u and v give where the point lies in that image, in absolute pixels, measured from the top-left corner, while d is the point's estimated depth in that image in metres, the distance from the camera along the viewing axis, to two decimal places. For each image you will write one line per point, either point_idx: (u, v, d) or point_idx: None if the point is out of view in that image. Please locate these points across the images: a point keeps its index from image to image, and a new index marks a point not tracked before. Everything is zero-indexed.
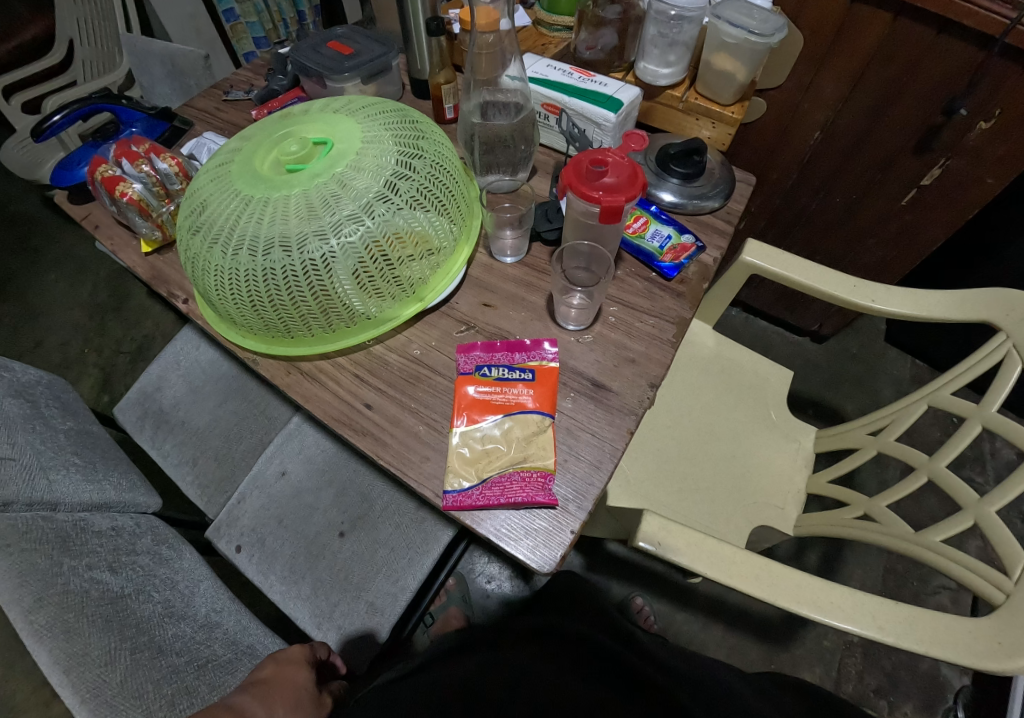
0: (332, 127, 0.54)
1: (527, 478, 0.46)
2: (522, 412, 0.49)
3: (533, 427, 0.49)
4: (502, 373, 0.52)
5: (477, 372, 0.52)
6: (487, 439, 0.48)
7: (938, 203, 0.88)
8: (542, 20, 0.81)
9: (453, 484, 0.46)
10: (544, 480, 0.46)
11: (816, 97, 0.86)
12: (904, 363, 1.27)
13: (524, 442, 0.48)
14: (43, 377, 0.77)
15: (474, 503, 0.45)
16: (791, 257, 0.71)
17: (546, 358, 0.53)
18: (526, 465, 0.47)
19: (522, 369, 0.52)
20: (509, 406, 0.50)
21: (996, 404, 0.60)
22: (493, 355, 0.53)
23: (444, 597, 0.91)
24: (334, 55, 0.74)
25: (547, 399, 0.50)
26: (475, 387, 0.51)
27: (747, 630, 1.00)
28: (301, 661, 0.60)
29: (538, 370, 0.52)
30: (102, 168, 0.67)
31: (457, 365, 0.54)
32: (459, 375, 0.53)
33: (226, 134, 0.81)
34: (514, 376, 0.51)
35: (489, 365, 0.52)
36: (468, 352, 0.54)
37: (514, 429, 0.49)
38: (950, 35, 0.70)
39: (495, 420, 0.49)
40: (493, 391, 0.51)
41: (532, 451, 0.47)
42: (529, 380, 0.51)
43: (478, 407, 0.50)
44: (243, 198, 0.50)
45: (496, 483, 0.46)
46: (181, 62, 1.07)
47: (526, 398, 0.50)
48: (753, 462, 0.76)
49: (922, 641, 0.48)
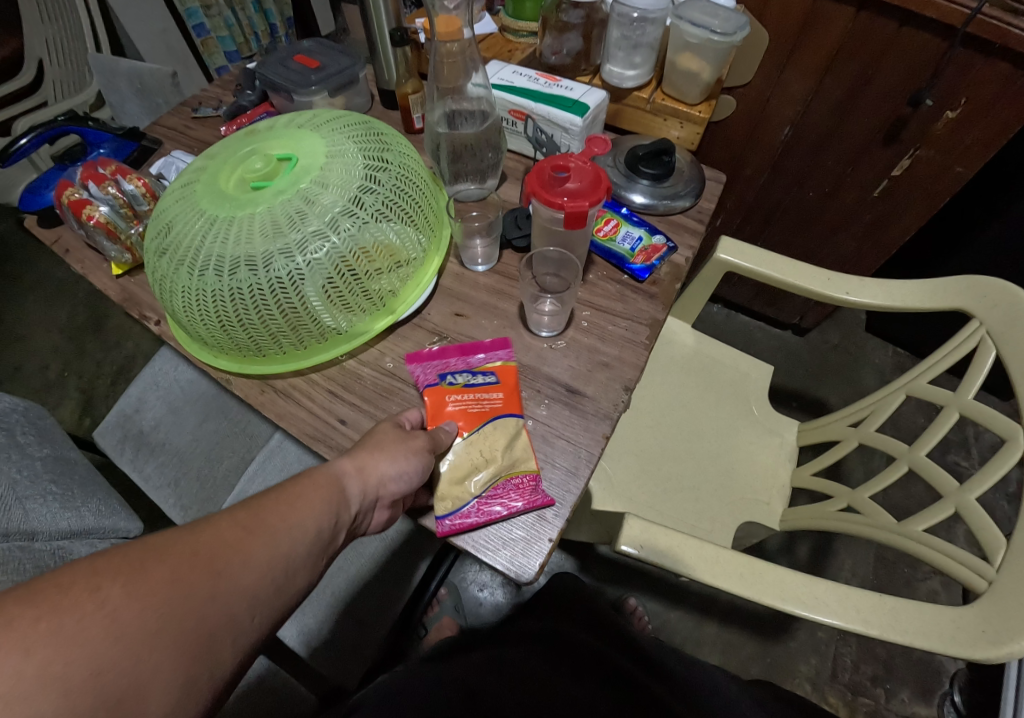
0: (296, 142, 0.54)
1: (520, 484, 0.45)
2: (497, 420, 0.48)
3: (515, 430, 0.48)
4: (468, 379, 0.50)
5: (440, 382, 0.50)
6: (469, 454, 0.46)
7: (910, 194, 0.89)
8: (508, 27, 0.80)
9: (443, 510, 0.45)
10: (535, 482, 0.46)
11: (785, 94, 0.87)
12: (885, 351, 1.28)
13: (508, 448, 0.47)
14: (17, 404, 0.76)
15: (474, 525, 0.44)
16: (764, 253, 0.71)
17: (503, 357, 0.52)
18: (515, 471, 0.46)
19: (485, 372, 0.51)
20: (483, 416, 0.48)
21: (972, 391, 0.60)
22: (451, 364, 0.52)
23: (435, 606, 0.88)
24: (301, 69, 0.74)
25: (515, 399, 0.50)
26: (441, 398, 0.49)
27: (741, 626, 1.00)
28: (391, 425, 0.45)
29: (500, 371, 0.51)
30: (68, 191, 0.67)
31: (418, 380, 0.51)
32: (426, 389, 0.49)
33: (195, 151, 0.80)
34: (479, 380, 0.50)
35: (451, 373, 0.50)
36: (425, 362, 0.52)
37: (499, 438, 0.47)
38: (913, 27, 0.71)
39: (475, 431, 0.47)
40: (461, 399, 0.49)
41: (520, 456, 0.47)
42: (496, 382, 0.50)
43: (450, 420, 0.48)
44: (208, 218, 0.50)
45: (492, 499, 0.45)
46: (149, 81, 1.07)
47: (499, 401, 0.49)
48: (736, 458, 0.77)
49: (907, 633, 0.48)
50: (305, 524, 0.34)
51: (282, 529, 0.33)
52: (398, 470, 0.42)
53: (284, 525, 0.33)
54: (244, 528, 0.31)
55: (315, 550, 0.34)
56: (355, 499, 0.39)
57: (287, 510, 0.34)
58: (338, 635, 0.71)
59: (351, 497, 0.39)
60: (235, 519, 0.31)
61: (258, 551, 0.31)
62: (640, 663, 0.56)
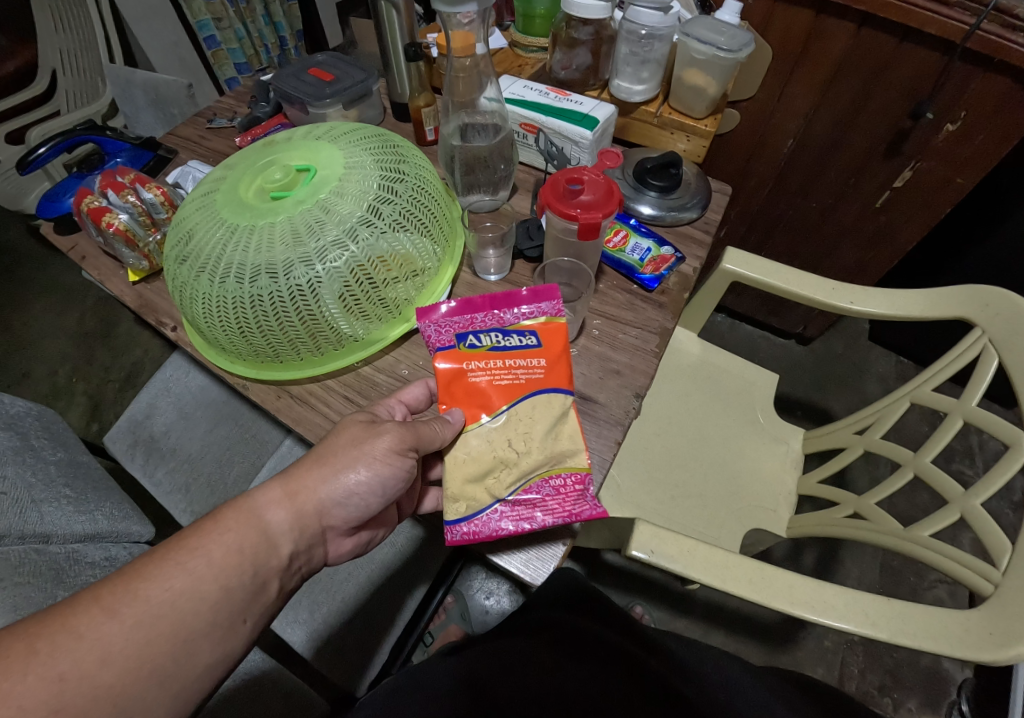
0: (315, 153, 0.55)
1: (560, 489, 0.47)
2: (537, 393, 0.49)
3: (557, 409, 0.48)
4: (504, 344, 0.49)
5: (458, 347, 0.49)
6: (503, 434, 0.47)
7: (911, 205, 0.91)
8: (518, 42, 0.83)
9: (452, 510, 0.45)
10: (574, 489, 0.47)
11: (788, 107, 0.89)
12: (888, 360, 1.29)
13: (550, 435, 0.47)
14: (32, 408, 0.77)
15: (494, 533, 0.45)
16: (769, 263, 0.72)
17: (551, 312, 0.50)
18: (557, 471, 0.47)
19: (527, 334, 0.49)
20: (517, 392, 0.49)
21: (976, 398, 0.61)
22: (484, 320, 0.50)
23: (441, 614, 0.88)
24: (316, 82, 0.76)
25: (560, 367, 0.50)
26: (461, 366, 0.49)
27: (747, 634, 1.00)
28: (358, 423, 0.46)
29: (544, 330, 0.49)
30: (88, 199, 0.68)
31: (435, 338, 0.49)
32: (442, 354, 0.49)
33: (211, 161, 0.82)
34: (518, 345, 0.49)
35: (476, 335, 0.49)
36: (449, 316, 0.50)
37: (538, 424, 0.47)
38: (912, 42, 0.73)
39: (509, 406, 0.48)
40: (490, 370, 0.49)
41: (562, 453, 0.47)
42: (539, 348, 0.49)
43: (478, 395, 0.48)
44: (229, 227, 0.51)
45: (528, 502, 0.46)
46: (164, 92, 1.09)
47: (543, 370, 0.49)
48: (743, 466, 0.77)
49: (916, 636, 0.49)
50: (196, 592, 0.37)
51: (166, 603, 0.35)
52: (353, 486, 0.44)
53: (169, 595, 0.36)
54: (107, 610, 0.34)
55: (215, 618, 0.37)
56: (286, 544, 0.42)
57: (179, 573, 0.37)
58: (347, 639, 0.72)
59: (279, 543, 0.41)
60: (105, 595, 0.34)
61: (126, 631, 0.34)
62: (641, 646, 0.58)
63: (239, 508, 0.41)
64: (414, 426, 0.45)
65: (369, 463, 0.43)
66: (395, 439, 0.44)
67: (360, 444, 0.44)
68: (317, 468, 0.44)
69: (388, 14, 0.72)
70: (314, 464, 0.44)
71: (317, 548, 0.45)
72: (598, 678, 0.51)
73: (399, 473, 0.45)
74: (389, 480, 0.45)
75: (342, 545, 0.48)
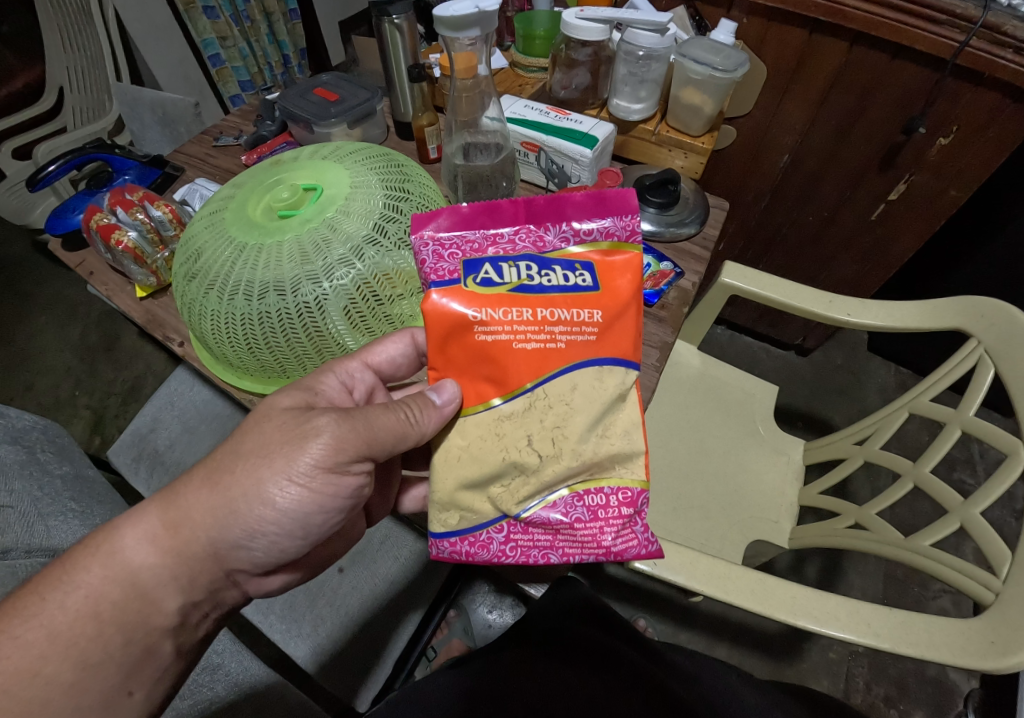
0: (321, 172, 0.57)
1: (592, 512, 0.36)
2: (582, 359, 0.37)
3: (605, 396, 0.36)
4: (540, 280, 0.37)
5: (466, 282, 0.36)
6: (525, 422, 0.36)
7: (907, 218, 0.92)
8: (518, 63, 0.86)
9: (442, 522, 0.37)
10: (614, 517, 0.36)
11: (783, 123, 0.91)
12: (888, 370, 1.30)
13: (588, 435, 0.36)
14: (38, 422, 0.77)
15: (496, 558, 0.36)
16: (766, 277, 0.73)
17: (621, 235, 0.38)
18: (595, 483, 0.36)
19: (578, 267, 0.37)
20: (552, 356, 0.36)
21: (973, 408, 0.62)
22: (518, 242, 0.38)
23: (444, 628, 0.87)
24: (320, 102, 0.78)
25: (618, 323, 0.37)
26: (469, 311, 0.36)
27: (751, 647, 1.00)
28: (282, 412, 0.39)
29: (603, 264, 0.37)
30: (97, 216, 0.69)
31: (432, 269, 0.37)
32: (441, 292, 0.36)
33: (218, 179, 0.83)
34: (562, 282, 0.37)
35: (502, 269, 0.37)
36: (462, 233, 0.38)
37: (575, 416, 0.36)
38: (904, 59, 0.75)
39: (535, 384, 0.36)
40: (514, 319, 0.36)
41: (605, 460, 0.36)
42: (595, 290, 0.37)
43: (495, 357, 0.36)
44: (238, 245, 0.52)
45: (550, 524, 0.36)
46: (171, 111, 1.11)
47: (595, 325, 0.37)
48: (745, 477, 0.78)
49: (918, 645, 0.49)
50: (41, 674, 0.34)
51: None
52: (275, 514, 0.38)
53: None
54: None
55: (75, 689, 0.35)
56: (172, 600, 0.39)
57: (15, 647, 0.34)
58: (349, 651, 0.73)
59: (161, 599, 0.39)
60: None
61: None
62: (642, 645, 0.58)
63: (97, 554, 0.37)
64: (359, 430, 0.38)
65: (297, 486, 0.38)
66: (330, 449, 0.38)
67: (285, 455, 0.37)
68: (218, 490, 0.38)
69: (391, 35, 0.74)
70: (207, 490, 0.38)
71: (224, 592, 0.42)
72: (605, 689, 0.51)
73: (337, 497, 0.39)
74: (318, 510, 0.39)
75: (265, 583, 0.45)
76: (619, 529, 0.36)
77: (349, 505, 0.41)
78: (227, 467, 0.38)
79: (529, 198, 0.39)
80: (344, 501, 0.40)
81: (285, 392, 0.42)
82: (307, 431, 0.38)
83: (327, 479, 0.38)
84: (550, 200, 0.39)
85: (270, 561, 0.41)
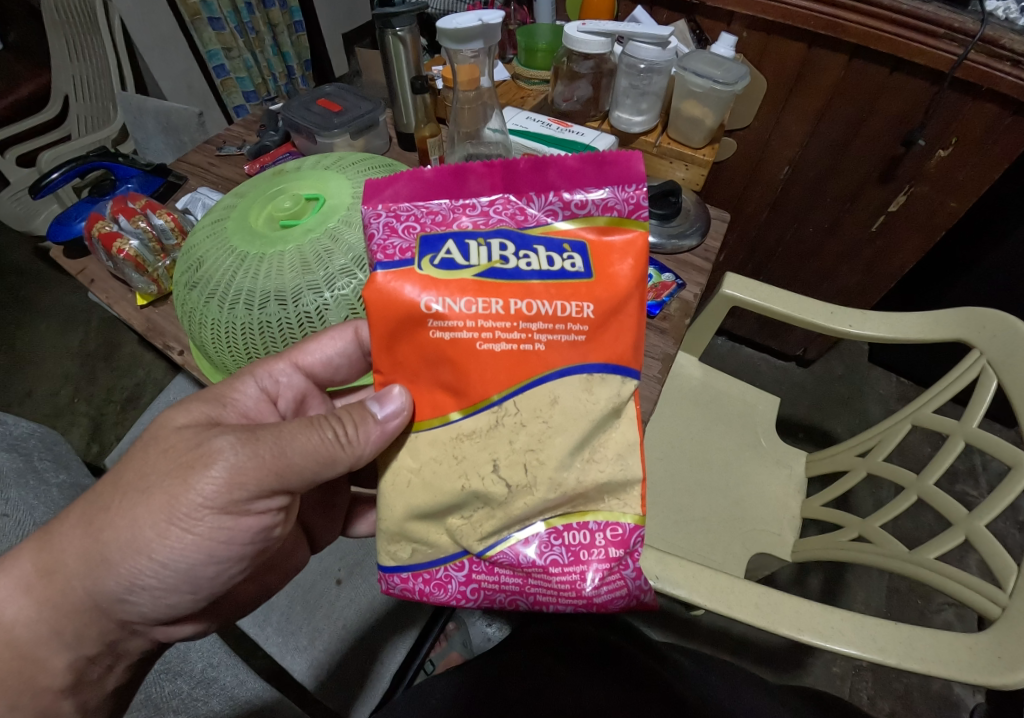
0: (323, 182, 0.57)
1: (570, 552, 0.33)
2: (565, 362, 0.33)
3: (591, 420, 0.33)
4: (517, 264, 0.33)
5: (421, 264, 0.33)
6: (488, 445, 0.32)
7: (907, 230, 0.92)
8: (520, 75, 0.87)
9: (392, 556, 0.35)
10: (594, 559, 0.33)
11: (783, 135, 0.91)
12: (889, 381, 1.30)
13: (569, 461, 0.33)
14: (36, 430, 0.77)
15: (455, 599, 0.34)
16: (768, 288, 0.73)
17: (622, 209, 0.35)
18: (574, 516, 0.34)
19: (566, 251, 0.34)
20: (529, 356, 0.33)
21: (977, 420, 0.62)
22: (493, 216, 0.35)
23: (444, 640, 0.82)
24: (323, 112, 0.78)
25: (612, 319, 0.34)
26: (422, 302, 0.32)
27: (754, 661, 0.98)
28: (174, 434, 0.37)
29: (597, 247, 0.34)
30: (99, 224, 0.70)
31: (374, 248, 0.34)
32: (386, 273, 0.32)
33: (221, 188, 0.84)
34: (543, 268, 0.33)
35: (469, 251, 0.33)
36: (423, 203, 0.35)
37: (554, 438, 0.32)
38: (903, 72, 0.76)
39: (500, 397, 0.33)
40: (479, 311, 0.32)
41: (590, 494, 0.34)
42: (587, 278, 0.33)
43: (455, 357, 0.33)
44: (239, 254, 0.52)
45: (520, 566, 0.33)
46: (175, 120, 1.12)
47: (584, 321, 0.33)
48: (747, 490, 0.77)
49: (924, 660, 0.49)
50: None
51: None
52: (155, 566, 0.37)
53: None
54: None
55: None
56: (59, 658, 0.39)
57: None
58: (346, 665, 0.75)
59: (45, 658, 0.39)
60: None
61: None
62: (644, 652, 0.57)
63: None
64: (261, 460, 0.36)
65: (177, 529, 0.36)
66: (218, 486, 0.35)
67: (166, 492, 0.35)
68: (92, 532, 0.36)
69: (396, 47, 0.75)
70: (81, 532, 0.37)
71: (126, 641, 0.42)
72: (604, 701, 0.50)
73: (229, 545, 0.38)
74: (207, 562, 0.38)
75: (174, 630, 0.44)
76: (600, 569, 0.33)
77: (251, 551, 0.40)
78: (103, 504, 0.36)
79: (508, 160, 0.35)
80: (239, 549, 0.39)
81: (181, 408, 0.39)
82: (197, 461, 0.35)
83: (212, 523, 0.36)
84: (535, 167, 0.35)
85: (148, 617, 0.40)
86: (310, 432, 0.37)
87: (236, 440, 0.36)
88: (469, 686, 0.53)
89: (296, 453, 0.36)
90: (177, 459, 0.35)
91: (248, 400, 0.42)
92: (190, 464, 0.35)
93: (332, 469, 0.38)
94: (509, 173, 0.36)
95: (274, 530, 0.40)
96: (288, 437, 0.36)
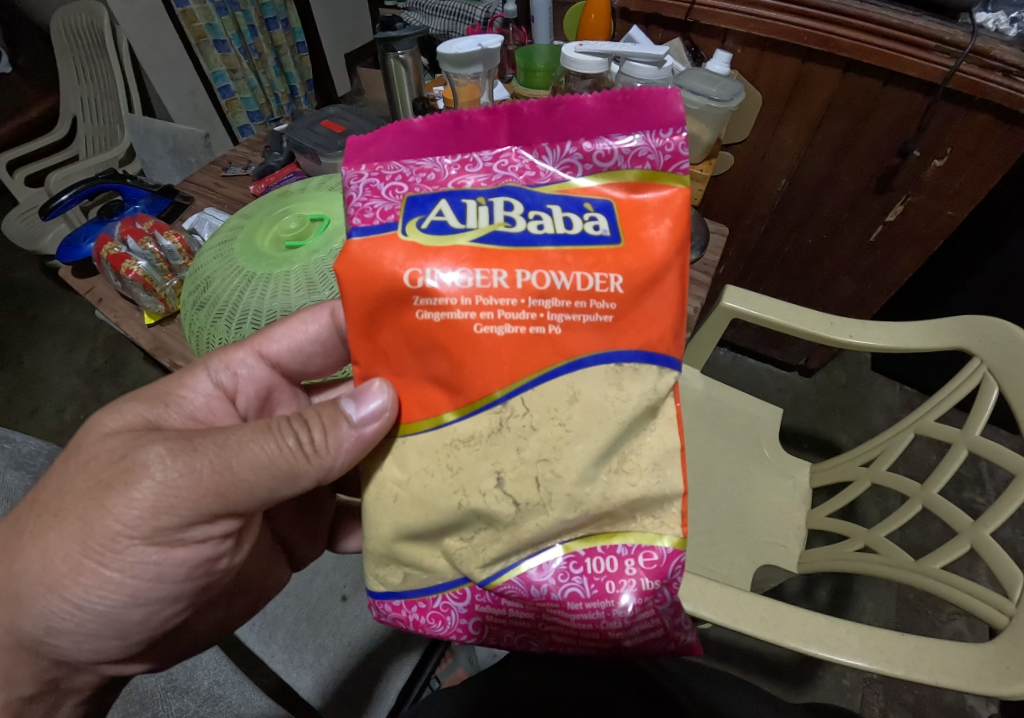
0: (327, 202, 0.58)
1: (592, 582, 0.34)
2: (583, 350, 0.33)
3: (614, 428, 0.32)
4: (526, 225, 0.33)
5: (405, 227, 0.33)
6: (491, 455, 0.32)
7: (905, 240, 0.92)
8: (519, 94, 0.88)
9: (382, 581, 0.36)
10: (619, 589, 0.33)
11: (780, 149, 0.92)
12: (893, 389, 1.30)
13: (593, 473, 0.32)
14: (44, 447, 0.77)
15: (453, 631, 0.36)
16: (766, 299, 0.74)
17: (656, 160, 0.34)
18: (593, 541, 0.34)
19: (588, 210, 0.33)
20: (541, 340, 0.32)
21: (979, 428, 0.62)
22: (496, 171, 0.35)
23: (449, 657, 0.81)
24: (327, 134, 0.80)
25: (640, 301, 0.33)
26: (404, 280, 0.32)
27: (762, 675, 0.97)
28: (96, 443, 0.37)
29: (626, 206, 0.34)
30: (107, 246, 0.72)
31: (351, 216, 0.34)
32: (357, 243, 0.33)
33: (226, 208, 0.85)
34: (559, 232, 0.33)
35: (462, 221, 0.33)
36: (414, 162, 0.35)
37: (574, 446, 0.32)
38: (896, 85, 0.77)
39: (503, 394, 0.32)
40: (477, 285, 0.32)
41: (617, 514, 0.34)
42: (615, 242, 0.33)
43: (451, 345, 0.32)
44: (245, 275, 0.54)
45: (530, 599, 0.34)
46: (182, 141, 1.14)
47: (610, 299, 0.32)
48: (752, 502, 0.77)
49: (931, 671, 0.48)
50: None
51: None
52: (72, 609, 0.37)
53: None
54: None
55: None
56: None
57: None
58: (349, 684, 0.74)
59: None
60: None
61: None
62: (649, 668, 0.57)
63: None
64: (196, 475, 0.35)
65: (91, 563, 0.36)
66: (141, 510, 0.35)
67: (80, 518, 0.35)
68: (5, 561, 0.36)
69: (397, 70, 0.76)
70: None
71: (72, 677, 0.42)
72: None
73: (157, 583, 0.38)
74: (132, 605, 0.39)
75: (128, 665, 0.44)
76: (625, 599, 0.33)
77: (190, 589, 0.41)
78: (17, 529, 0.36)
79: (514, 105, 0.34)
80: (173, 586, 0.39)
81: (113, 411, 0.38)
82: (119, 479, 0.35)
83: (137, 556, 0.36)
84: (544, 110, 0.34)
85: (79, 657, 0.40)
86: (265, 441, 0.37)
87: (167, 453, 0.35)
88: (471, 707, 0.53)
89: (245, 466, 0.36)
90: (103, 475, 0.35)
91: (197, 398, 0.44)
92: (112, 483, 0.35)
93: (293, 484, 0.38)
94: (515, 119, 0.35)
95: (218, 561, 0.41)
96: (234, 448, 0.36)
